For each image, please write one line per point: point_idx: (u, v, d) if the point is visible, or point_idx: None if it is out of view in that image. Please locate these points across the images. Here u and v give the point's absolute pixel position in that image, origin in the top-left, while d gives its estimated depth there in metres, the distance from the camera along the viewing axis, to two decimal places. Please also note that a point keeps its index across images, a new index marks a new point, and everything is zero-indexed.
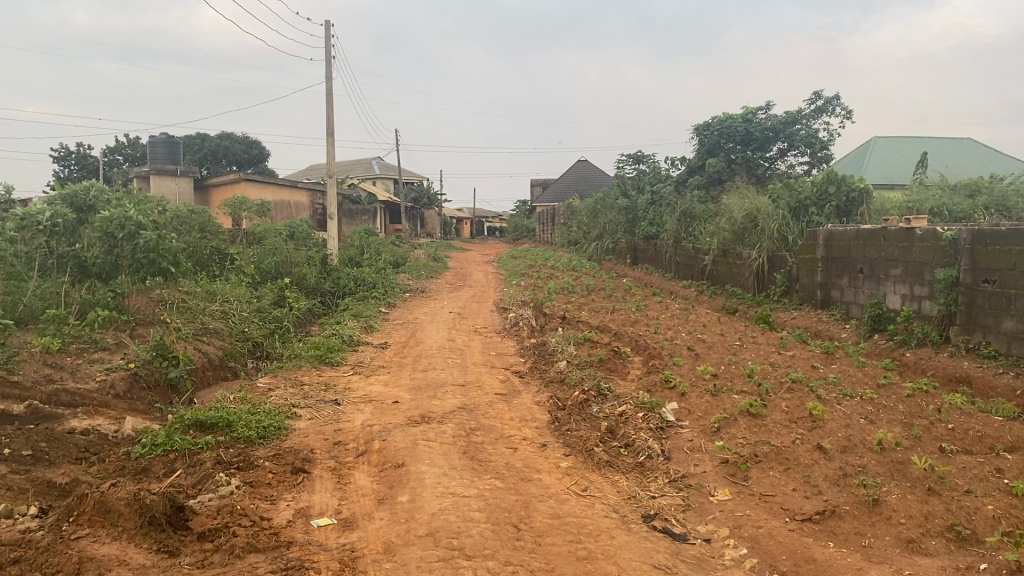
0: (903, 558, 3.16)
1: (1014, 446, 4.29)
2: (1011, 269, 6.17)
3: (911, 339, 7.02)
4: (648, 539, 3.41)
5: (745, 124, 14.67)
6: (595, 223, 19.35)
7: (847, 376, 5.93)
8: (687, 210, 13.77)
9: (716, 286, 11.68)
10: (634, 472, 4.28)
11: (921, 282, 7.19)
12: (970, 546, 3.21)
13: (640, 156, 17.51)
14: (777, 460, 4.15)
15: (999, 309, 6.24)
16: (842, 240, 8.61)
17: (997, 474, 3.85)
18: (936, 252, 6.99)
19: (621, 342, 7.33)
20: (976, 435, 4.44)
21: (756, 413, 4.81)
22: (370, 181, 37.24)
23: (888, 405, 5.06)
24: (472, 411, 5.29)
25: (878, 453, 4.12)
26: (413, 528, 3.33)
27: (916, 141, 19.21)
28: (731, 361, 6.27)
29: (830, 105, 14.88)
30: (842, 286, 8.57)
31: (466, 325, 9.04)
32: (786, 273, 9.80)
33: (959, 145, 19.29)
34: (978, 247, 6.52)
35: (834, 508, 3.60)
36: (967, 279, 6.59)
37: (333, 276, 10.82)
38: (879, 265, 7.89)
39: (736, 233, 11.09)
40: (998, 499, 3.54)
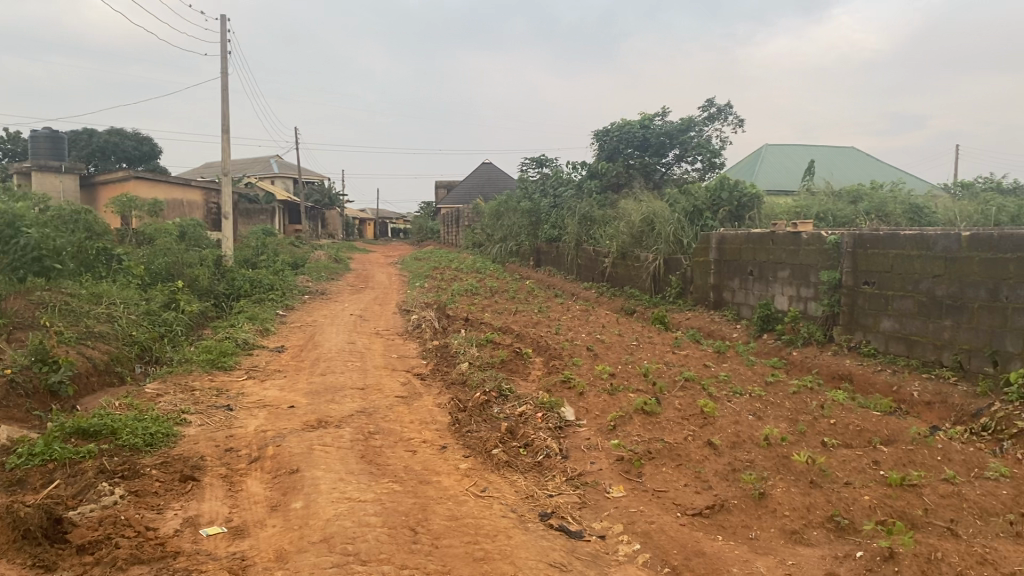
0: (787, 549, 3.29)
1: (889, 440, 4.54)
2: (887, 271, 6.52)
3: (797, 338, 7.34)
4: (544, 538, 3.45)
5: (643, 130, 15.01)
6: (498, 226, 19.44)
7: (736, 374, 6.13)
8: (587, 214, 13.99)
9: (615, 288, 11.90)
10: (531, 471, 4.31)
11: (807, 284, 7.51)
12: (848, 535, 3.36)
13: (543, 159, 17.66)
14: (669, 456, 4.27)
15: (877, 309, 6.58)
16: (733, 244, 8.90)
17: (875, 465, 4.06)
18: (820, 255, 7.32)
19: (521, 343, 7.37)
20: (856, 429, 4.67)
21: (650, 411, 4.92)
22: (269, 180, 36.35)
23: (774, 402, 5.27)
24: (370, 414, 5.22)
25: (764, 448, 4.29)
26: (307, 535, 3.27)
27: (804, 150, 20.07)
28: (627, 361, 6.41)
29: (723, 113, 15.37)
30: (734, 288, 8.87)
31: (367, 328, 8.91)
32: (681, 275, 10.05)
33: (846, 154, 20.26)
34: (858, 251, 6.86)
35: (723, 501, 3.72)
36: (848, 280, 6.92)
37: (227, 277, 10.49)
38: (767, 267, 8.20)
39: (634, 236, 11.30)
40: (874, 489, 3.74)
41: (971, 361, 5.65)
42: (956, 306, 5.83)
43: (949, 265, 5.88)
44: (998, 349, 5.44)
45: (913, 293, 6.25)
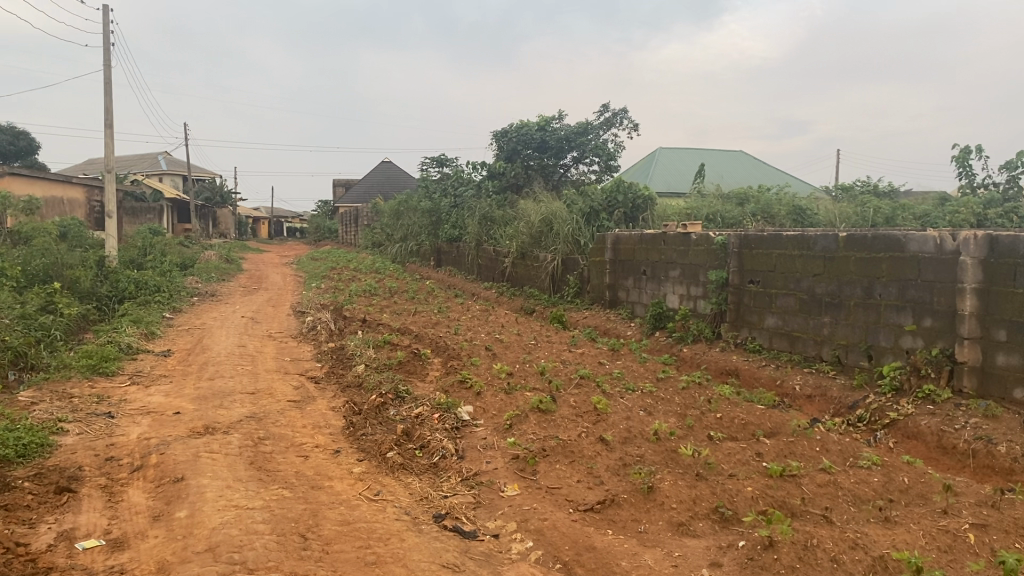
0: (673, 541, 3.39)
1: (772, 433, 4.73)
2: (771, 271, 6.79)
3: (688, 335, 7.57)
4: (438, 539, 3.44)
5: (541, 133, 15.01)
6: (398, 226, 19.30)
7: (630, 371, 6.28)
8: (486, 214, 14.03)
9: (515, 288, 11.99)
10: (427, 472, 4.28)
11: (696, 283, 7.75)
12: (731, 525, 3.49)
13: (443, 159, 17.60)
14: (562, 453, 4.32)
15: (762, 307, 6.86)
16: (627, 244, 9.10)
17: (758, 457, 4.22)
18: (708, 255, 7.57)
19: (419, 344, 7.34)
20: (740, 423, 4.85)
21: (545, 409, 4.97)
22: (158, 178, 35.03)
23: (665, 398, 5.41)
24: (261, 419, 5.10)
25: (654, 443, 4.41)
26: (191, 545, 3.17)
27: (695, 153, 20.71)
28: (524, 360, 6.47)
29: (618, 118, 15.68)
30: (628, 287, 9.07)
31: (259, 330, 8.70)
32: (578, 275, 10.20)
33: (734, 157, 21.03)
34: (744, 251, 7.12)
35: (614, 497, 3.79)
36: (735, 279, 7.17)
37: (111, 278, 10.04)
38: (659, 267, 8.42)
39: (533, 236, 11.40)
40: (756, 480, 3.89)
41: (848, 355, 5.95)
42: (834, 304, 6.12)
43: (828, 264, 6.17)
44: (872, 344, 5.75)
45: (794, 291, 6.53)
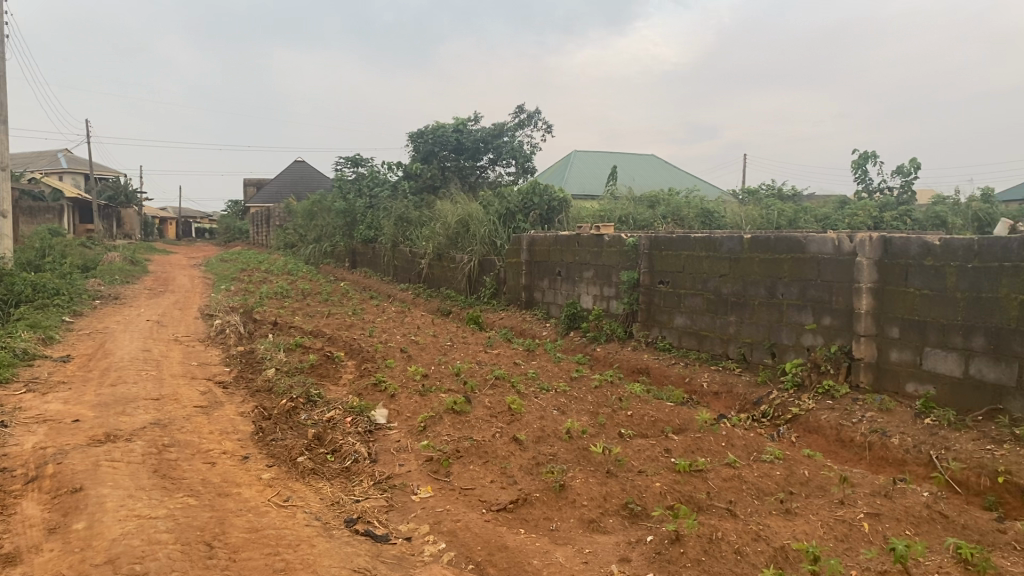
0: (584, 538, 3.44)
1: (681, 429, 4.85)
2: (679, 271, 6.96)
3: (601, 335, 7.70)
4: (349, 544, 3.40)
5: (456, 134, 14.97)
6: (312, 226, 18.99)
7: (544, 371, 6.34)
8: (402, 215, 13.94)
9: (431, 289, 11.96)
10: (338, 477, 4.23)
11: (609, 283, 7.88)
12: (640, 521, 3.56)
13: (358, 159, 17.41)
14: (475, 454, 4.33)
15: (671, 307, 7.02)
16: (542, 245, 9.18)
17: (667, 453, 4.32)
18: (620, 257, 7.70)
19: (333, 347, 7.25)
20: (651, 420, 4.95)
21: (460, 410, 4.98)
22: (57, 176, 33.58)
23: (578, 397, 5.48)
24: (166, 426, 4.95)
25: (566, 441, 4.46)
26: (89, 557, 3.05)
27: (609, 156, 21.05)
28: (439, 362, 6.46)
29: (532, 119, 15.81)
30: (543, 288, 9.16)
31: (165, 334, 8.44)
32: (495, 276, 10.25)
33: (645, 160, 21.47)
34: (654, 252, 7.27)
35: (526, 496, 3.81)
36: (646, 280, 7.31)
37: (5, 281, 9.57)
38: (573, 268, 8.53)
39: (449, 237, 11.39)
40: (664, 476, 3.98)
41: (753, 353, 6.15)
42: (739, 304, 6.31)
43: (734, 265, 6.35)
44: (775, 343, 5.96)
45: (702, 291, 6.70)
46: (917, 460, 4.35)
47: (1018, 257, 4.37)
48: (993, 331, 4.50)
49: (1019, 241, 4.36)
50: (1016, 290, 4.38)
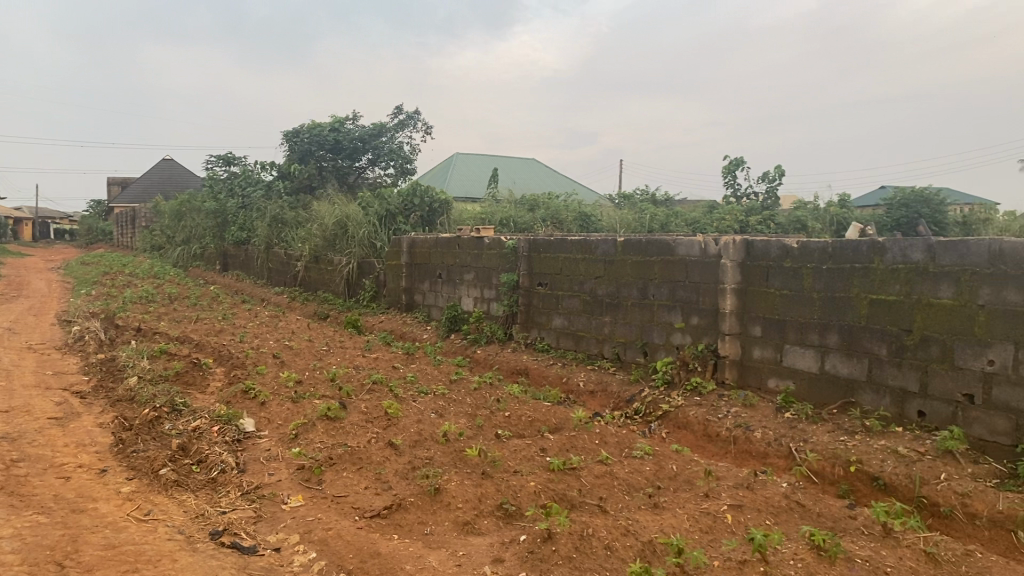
0: (458, 540, 3.43)
1: (557, 428, 4.92)
2: (557, 273, 7.06)
3: (481, 337, 7.72)
4: (213, 557, 3.28)
5: (333, 133, 14.71)
6: (181, 227, 18.25)
7: (422, 374, 6.30)
8: (277, 215, 13.58)
9: (307, 293, 11.70)
10: (204, 488, 4.07)
11: (489, 286, 7.92)
12: (515, 521, 3.58)
13: (231, 158, 16.86)
14: (349, 461, 4.25)
15: (550, 308, 7.12)
16: (422, 247, 9.13)
17: (543, 453, 4.36)
18: (500, 259, 7.74)
19: (201, 353, 6.97)
20: (528, 420, 5.00)
21: (334, 417, 4.88)
22: None
23: (456, 399, 5.48)
24: (14, 441, 4.63)
25: (443, 444, 4.45)
26: None
27: (490, 158, 21.19)
28: (314, 367, 6.32)
29: (412, 120, 15.73)
30: (424, 290, 9.11)
31: (15, 342, 7.91)
32: (374, 278, 10.14)
33: (524, 163, 21.71)
34: (533, 254, 7.34)
35: (400, 500, 3.77)
36: (525, 282, 7.38)
37: None
38: (454, 270, 8.52)
39: (326, 239, 11.18)
40: (539, 475, 4.02)
41: (627, 352, 6.31)
42: (614, 304, 6.45)
43: (608, 267, 6.49)
44: (647, 342, 6.13)
45: (578, 292, 6.82)
46: (777, 453, 4.56)
47: (867, 258, 4.65)
48: (845, 329, 4.77)
49: (868, 244, 4.64)
50: (866, 290, 4.66)
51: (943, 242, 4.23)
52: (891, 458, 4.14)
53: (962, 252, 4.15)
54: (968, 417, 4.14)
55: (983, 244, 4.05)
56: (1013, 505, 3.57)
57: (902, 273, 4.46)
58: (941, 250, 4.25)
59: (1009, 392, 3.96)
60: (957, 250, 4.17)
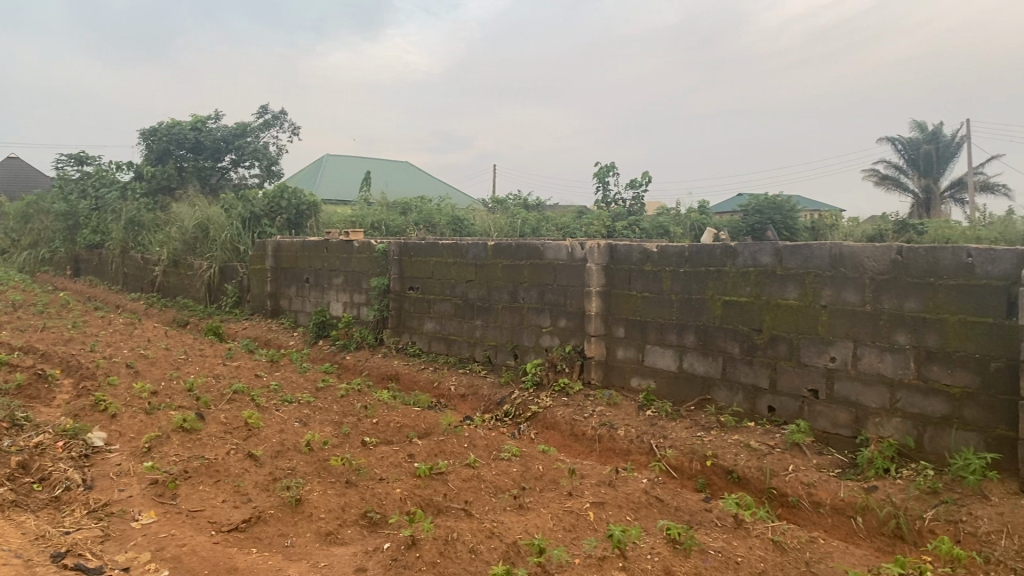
0: (320, 551, 3.35)
1: (425, 433, 4.90)
2: (428, 277, 7.03)
3: (351, 342, 7.59)
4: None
5: (195, 132, 14.19)
6: (26, 230, 17.11)
7: (288, 382, 6.14)
8: (134, 217, 12.95)
9: (166, 298, 11.21)
10: (46, 509, 3.80)
11: (359, 290, 7.82)
12: (379, 529, 3.54)
13: (83, 157, 15.95)
14: (206, 474, 4.10)
15: (421, 312, 7.09)
16: (289, 251, 8.91)
17: (410, 459, 4.33)
18: (369, 262, 7.65)
19: (46, 364, 6.54)
20: (396, 426, 4.96)
21: (190, 428, 4.69)
22: None
23: (322, 407, 5.37)
24: None
25: (306, 454, 4.36)
26: None
27: (360, 160, 20.96)
28: (172, 377, 6.05)
29: (278, 120, 15.35)
30: (290, 295, 8.90)
31: None
32: (237, 283, 9.83)
33: (397, 166, 21.57)
34: (403, 258, 7.29)
35: (260, 513, 3.65)
36: (396, 286, 7.32)
37: None
38: (322, 275, 8.37)
39: (186, 243, 10.75)
40: (405, 481, 3.99)
41: (497, 355, 6.36)
42: (484, 308, 6.49)
43: (478, 271, 6.52)
44: (517, 344, 6.19)
45: (449, 296, 6.82)
46: (639, 450, 4.69)
47: (721, 261, 4.85)
48: (702, 330, 4.97)
49: (722, 248, 4.85)
50: (720, 292, 4.87)
51: (789, 246, 4.47)
52: (744, 452, 4.34)
53: (806, 256, 4.39)
54: (812, 411, 4.39)
55: (826, 249, 4.30)
56: (853, 493, 3.80)
57: (752, 275, 4.68)
58: (787, 254, 4.49)
59: (848, 386, 4.22)
60: (802, 253, 4.41)
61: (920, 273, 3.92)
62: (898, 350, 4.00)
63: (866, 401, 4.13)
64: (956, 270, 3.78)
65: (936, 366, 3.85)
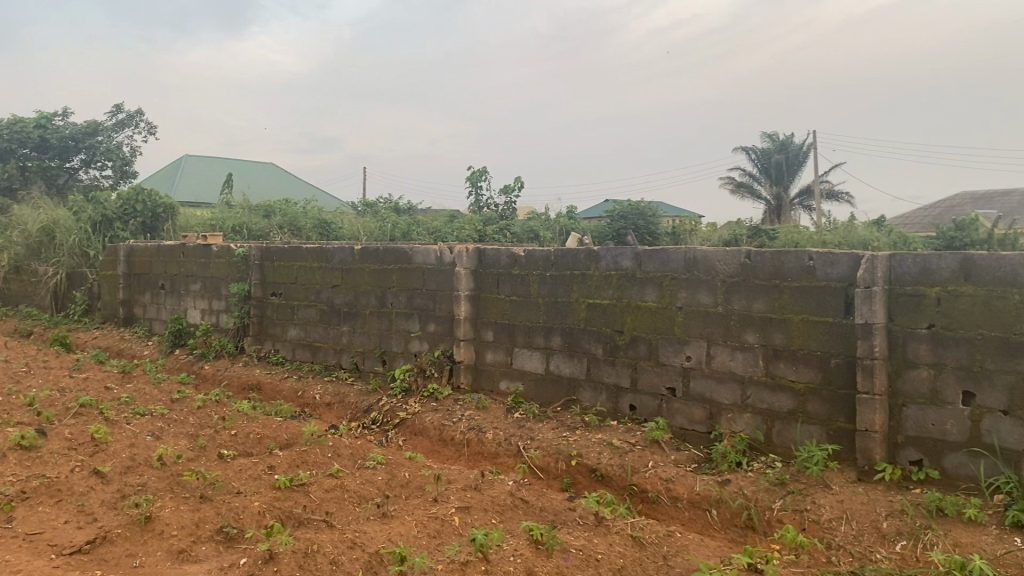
0: (173, 569, 3.16)
1: (287, 444, 4.77)
2: (292, 282, 6.86)
3: (209, 351, 7.30)
4: None
5: (39, 130, 13.34)
6: None
7: (141, 394, 5.84)
8: None
9: (6, 307, 10.47)
10: None
11: (218, 297, 7.54)
12: (236, 544, 3.41)
13: None
14: (47, 493, 3.83)
15: (284, 319, 6.91)
16: (142, 256, 8.50)
17: (270, 470, 4.21)
18: (229, 268, 7.39)
19: None
20: (256, 437, 4.80)
21: (29, 445, 4.38)
22: None
23: (177, 419, 5.14)
24: None
25: (158, 469, 4.16)
26: None
27: (221, 161, 20.23)
28: (10, 391, 5.64)
29: (133, 120, 14.65)
30: (145, 303, 8.50)
31: None
32: (87, 290, 9.30)
33: (261, 168, 20.94)
34: (266, 262, 7.09)
35: (105, 533, 3.44)
36: (257, 292, 7.10)
37: None
38: (178, 281, 8.03)
39: (30, 247, 10.08)
40: (264, 494, 3.87)
41: (364, 362, 6.27)
42: (350, 313, 6.39)
43: (345, 276, 6.41)
44: (385, 350, 6.13)
45: (314, 302, 6.67)
46: (506, 452, 4.73)
47: (585, 265, 4.96)
48: (567, 332, 5.06)
49: (585, 252, 4.96)
50: (583, 295, 4.97)
51: (648, 250, 4.61)
52: (607, 450, 4.44)
53: (664, 259, 4.55)
54: (671, 408, 4.54)
55: (681, 253, 4.46)
56: (708, 487, 3.95)
57: (614, 278, 4.81)
58: (647, 258, 4.64)
59: (704, 384, 4.39)
60: (660, 257, 4.56)
61: (767, 275, 4.13)
62: (749, 349, 4.19)
63: (720, 398, 4.31)
64: (799, 273, 4.01)
65: (783, 364, 4.06)
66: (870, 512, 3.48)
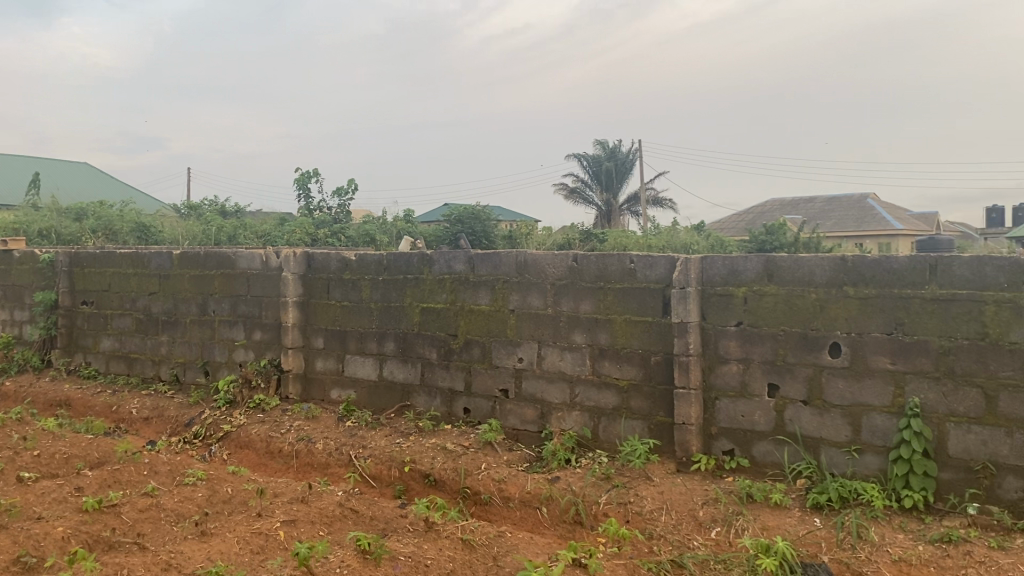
0: None
1: (97, 463, 4.47)
2: (105, 290, 6.45)
3: (10, 366, 6.74)
4: None
5: None
6: None
7: None
8: None
9: None
10: None
11: (20, 306, 6.98)
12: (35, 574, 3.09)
13: None
14: None
15: (97, 330, 6.49)
16: None
17: (77, 492, 3.92)
18: (32, 275, 6.86)
19: None
20: (62, 458, 4.46)
21: None
22: None
23: None
24: None
25: None
26: None
27: (25, 160, 18.73)
28: None
29: None
30: None
31: None
32: None
33: (71, 169, 19.54)
34: (75, 269, 6.63)
35: None
36: (65, 301, 6.63)
37: None
38: None
39: None
40: (69, 518, 3.59)
41: (186, 373, 5.97)
42: (170, 322, 6.07)
43: (163, 283, 6.09)
44: (208, 360, 5.86)
45: (130, 310, 6.29)
46: (337, 462, 4.63)
47: (418, 269, 4.94)
48: (400, 337, 5.02)
49: (418, 256, 4.94)
50: (417, 299, 4.95)
51: (480, 254, 4.65)
52: (440, 454, 4.44)
53: (495, 263, 4.60)
54: (504, 409, 4.60)
55: (511, 256, 4.53)
56: (538, 485, 4.02)
57: (447, 282, 4.82)
58: (479, 261, 4.68)
59: (535, 384, 4.48)
60: (492, 261, 4.61)
61: (592, 278, 4.26)
62: (576, 349, 4.31)
63: (550, 398, 4.42)
64: (621, 275, 4.16)
65: (608, 362, 4.20)
66: (688, 501, 3.65)
